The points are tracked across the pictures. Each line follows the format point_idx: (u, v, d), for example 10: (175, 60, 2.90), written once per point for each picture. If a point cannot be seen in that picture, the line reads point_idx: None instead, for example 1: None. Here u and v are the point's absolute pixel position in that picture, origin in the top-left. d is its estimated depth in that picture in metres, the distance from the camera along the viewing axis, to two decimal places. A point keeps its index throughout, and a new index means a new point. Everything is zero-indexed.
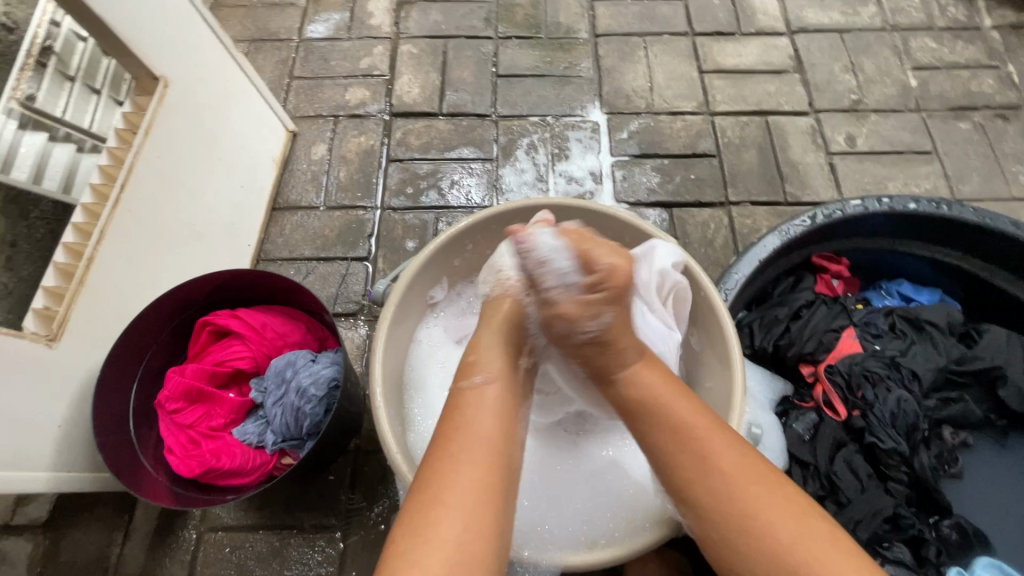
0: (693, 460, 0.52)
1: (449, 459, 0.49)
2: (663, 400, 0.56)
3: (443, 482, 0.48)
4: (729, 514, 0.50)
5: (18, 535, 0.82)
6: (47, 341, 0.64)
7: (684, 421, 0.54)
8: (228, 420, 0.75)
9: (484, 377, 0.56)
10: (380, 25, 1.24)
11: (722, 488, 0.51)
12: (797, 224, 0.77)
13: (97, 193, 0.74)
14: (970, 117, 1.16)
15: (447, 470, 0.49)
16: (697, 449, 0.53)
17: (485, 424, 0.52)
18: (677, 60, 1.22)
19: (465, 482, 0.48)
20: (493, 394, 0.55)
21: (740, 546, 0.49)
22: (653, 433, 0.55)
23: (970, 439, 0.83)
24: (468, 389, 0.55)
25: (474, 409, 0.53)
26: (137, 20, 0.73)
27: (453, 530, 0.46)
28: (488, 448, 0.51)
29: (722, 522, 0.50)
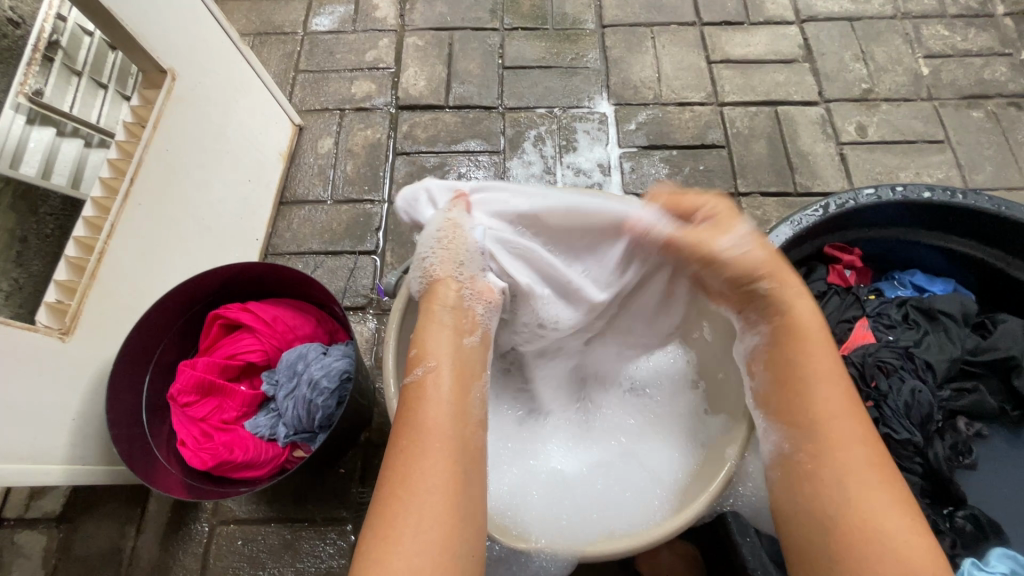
0: (822, 408, 0.52)
1: (404, 456, 0.49)
2: (818, 347, 0.55)
3: (399, 481, 0.48)
4: (851, 501, 0.48)
5: (33, 529, 0.83)
6: (61, 334, 0.64)
7: (826, 375, 0.53)
8: (240, 413, 0.75)
9: (426, 367, 0.54)
10: (385, 17, 1.24)
11: (844, 439, 0.50)
12: (810, 213, 0.76)
13: (106, 187, 0.73)
14: (983, 105, 1.14)
15: (403, 475, 0.48)
16: (829, 404, 0.52)
17: (435, 418, 0.51)
18: (685, 50, 1.21)
19: (426, 480, 0.48)
20: (441, 381, 0.53)
21: (829, 496, 0.49)
22: (801, 369, 0.54)
23: (985, 430, 0.82)
24: (412, 384, 0.53)
25: (420, 401, 0.52)
26: (144, 13, 0.73)
27: (413, 535, 0.45)
28: (439, 443, 0.50)
29: (825, 465, 0.50)
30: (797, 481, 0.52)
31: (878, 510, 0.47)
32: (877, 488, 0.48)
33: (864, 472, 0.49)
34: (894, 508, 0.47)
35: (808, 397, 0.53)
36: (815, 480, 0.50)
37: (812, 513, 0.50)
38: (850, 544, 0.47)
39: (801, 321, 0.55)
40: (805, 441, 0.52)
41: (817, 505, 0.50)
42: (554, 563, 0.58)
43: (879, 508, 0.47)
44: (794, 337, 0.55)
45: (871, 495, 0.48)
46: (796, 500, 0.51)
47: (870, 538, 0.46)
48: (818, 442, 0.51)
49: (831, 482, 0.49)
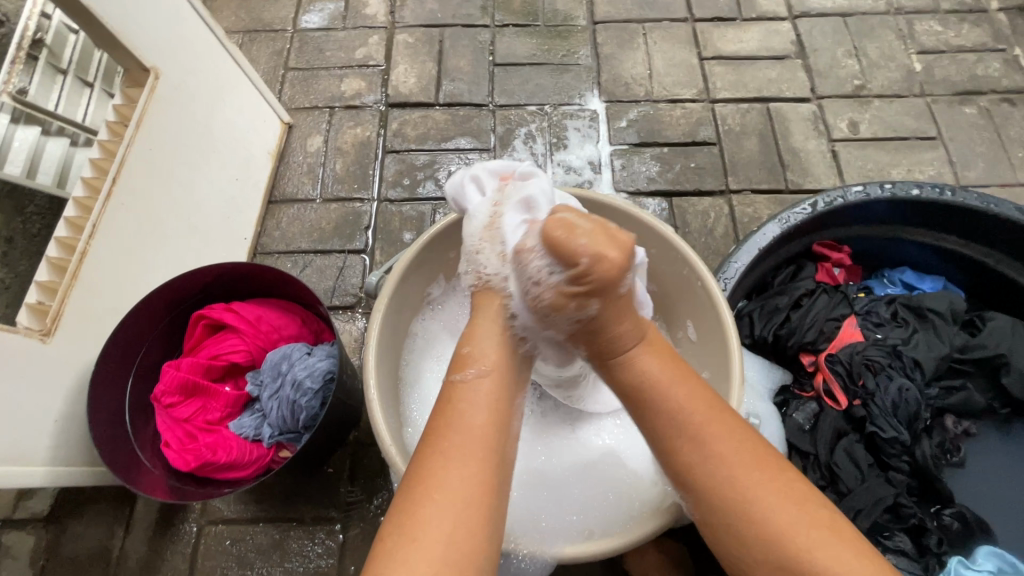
0: (690, 436, 0.50)
1: (439, 454, 0.47)
2: (657, 382, 0.53)
3: (432, 478, 0.46)
4: (746, 523, 0.47)
5: (21, 529, 0.82)
6: (41, 336, 0.64)
7: (679, 406, 0.51)
8: (224, 414, 0.75)
9: (477, 370, 0.53)
10: (375, 14, 1.23)
11: (712, 452, 0.50)
12: (798, 211, 0.76)
13: (89, 187, 0.73)
14: (975, 101, 1.14)
15: (436, 469, 0.47)
16: (696, 428, 0.50)
17: (478, 422, 0.50)
18: (677, 46, 1.20)
19: (458, 481, 0.46)
20: (488, 390, 0.52)
21: (723, 516, 0.49)
22: (650, 399, 0.52)
23: (973, 428, 0.82)
24: (458, 383, 0.52)
25: (467, 401, 0.51)
26: (126, 12, 0.73)
27: (441, 529, 0.44)
28: (479, 446, 0.48)
29: (704, 485, 0.49)
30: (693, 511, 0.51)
31: (754, 506, 0.47)
32: (766, 491, 0.48)
33: (743, 479, 0.48)
34: (781, 507, 0.47)
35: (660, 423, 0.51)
36: (717, 519, 0.49)
37: (720, 538, 0.49)
38: (760, 559, 0.47)
39: (634, 373, 0.54)
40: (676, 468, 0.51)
41: (716, 528, 0.49)
42: (535, 564, 0.58)
43: (771, 511, 0.47)
44: (643, 386, 0.53)
45: (741, 492, 0.48)
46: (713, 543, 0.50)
47: (769, 544, 0.47)
48: (689, 467, 0.50)
49: (718, 503, 0.49)
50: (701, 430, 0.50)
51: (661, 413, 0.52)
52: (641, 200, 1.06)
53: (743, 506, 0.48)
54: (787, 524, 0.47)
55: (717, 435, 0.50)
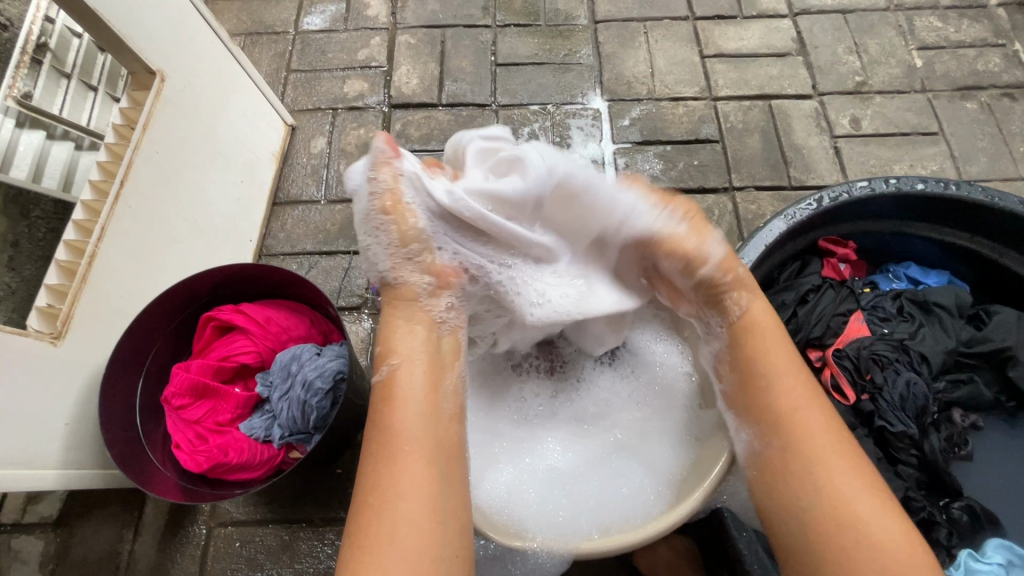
0: (782, 394, 0.53)
1: (377, 459, 0.49)
2: (770, 337, 0.57)
3: (377, 488, 0.48)
4: (824, 484, 0.49)
5: (30, 533, 0.82)
6: (52, 339, 0.64)
7: (778, 361, 0.55)
8: (235, 415, 0.74)
9: (392, 363, 0.55)
10: (376, 16, 1.23)
11: (808, 424, 0.52)
12: (803, 207, 0.76)
13: (96, 190, 0.73)
14: (976, 96, 1.14)
15: (380, 483, 0.48)
16: (789, 388, 0.54)
17: (404, 424, 0.51)
18: (678, 44, 1.20)
19: (398, 484, 0.48)
20: (402, 378, 0.54)
21: (806, 490, 0.50)
22: (756, 363, 0.56)
23: (981, 421, 0.82)
24: (382, 383, 0.54)
25: (392, 402, 0.52)
26: (131, 15, 0.73)
27: (401, 534, 0.46)
28: (409, 449, 0.50)
29: (797, 460, 0.51)
30: (773, 487, 0.52)
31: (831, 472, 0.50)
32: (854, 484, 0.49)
33: (834, 464, 0.50)
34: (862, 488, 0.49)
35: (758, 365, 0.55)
36: (792, 467, 0.51)
37: (791, 511, 0.51)
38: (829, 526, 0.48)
39: (750, 315, 0.58)
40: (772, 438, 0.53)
41: (799, 504, 0.50)
42: (550, 561, 0.58)
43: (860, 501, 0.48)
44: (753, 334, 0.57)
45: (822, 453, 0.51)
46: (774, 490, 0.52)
47: (847, 529, 0.47)
48: (787, 439, 0.52)
49: (802, 473, 0.51)
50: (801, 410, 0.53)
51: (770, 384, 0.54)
52: None
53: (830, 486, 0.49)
54: (875, 519, 0.47)
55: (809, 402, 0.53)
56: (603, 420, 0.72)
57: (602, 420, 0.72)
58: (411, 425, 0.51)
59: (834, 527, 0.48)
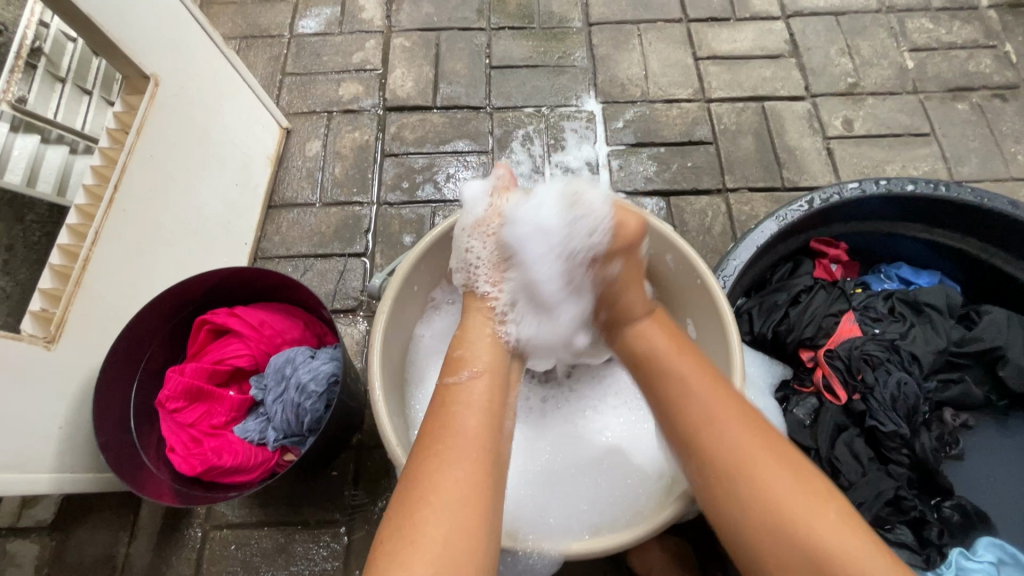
0: (692, 409, 0.55)
1: (433, 456, 0.49)
2: (668, 359, 0.59)
3: (428, 481, 0.48)
4: (748, 487, 0.50)
5: (25, 537, 0.82)
6: (45, 343, 0.64)
7: (685, 376, 0.57)
8: (229, 418, 0.75)
9: (470, 373, 0.57)
10: (371, 19, 1.24)
11: (722, 434, 0.53)
12: (795, 209, 0.77)
13: (90, 194, 0.73)
14: (967, 97, 1.15)
15: (432, 472, 0.48)
16: (699, 402, 0.55)
17: (470, 427, 0.52)
18: (671, 47, 1.21)
19: (451, 483, 0.48)
20: (476, 390, 0.55)
21: (725, 488, 0.51)
22: (665, 373, 0.58)
23: (971, 420, 0.83)
24: (452, 385, 0.56)
25: (458, 406, 0.53)
26: (124, 19, 0.73)
27: (444, 523, 0.46)
28: (476, 449, 0.50)
29: (711, 459, 0.52)
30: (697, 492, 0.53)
31: (750, 476, 0.50)
32: (774, 474, 0.50)
33: (753, 458, 0.51)
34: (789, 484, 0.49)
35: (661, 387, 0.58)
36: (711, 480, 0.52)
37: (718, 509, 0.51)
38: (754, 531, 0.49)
39: (648, 347, 0.61)
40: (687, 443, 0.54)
41: (723, 503, 0.51)
42: (540, 562, 0.58)
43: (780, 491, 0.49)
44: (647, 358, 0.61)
45: (739, 455, 0.51)
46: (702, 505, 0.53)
47: (770, 522, 0.48)
48: (700, 441, 0.53)
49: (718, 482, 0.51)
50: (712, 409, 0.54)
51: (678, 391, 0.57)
52: (639, 200, 1.06)
53: (749, 482, 0.50)
54: (798, 506, 0.48)
55: (725, 411, 0.53)
56: (597, 420, 0.73)
57: (596, 420, 0.73)
58: (476, 430, 0.52)
59: (761, 530, 0.48)
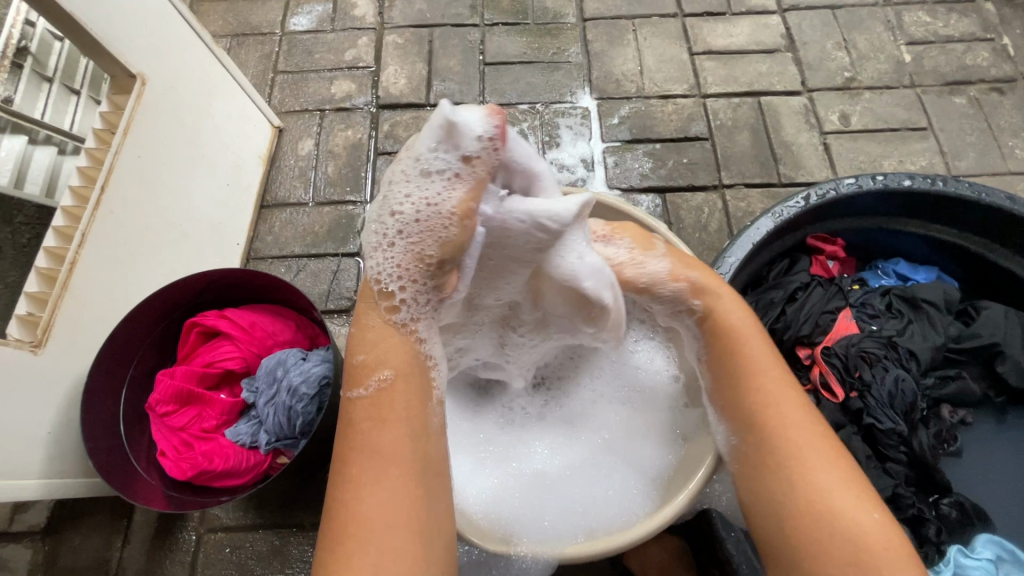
0: (761, 394, 0.53)
1: (350, 487, 0.47)
2: (749, 339, 0.55)
3: (350, 514, 0.46)
4: (804, 485, 0.49)
5: (18, 542, 0.82)
6: (32, 347, 0.64)
7: (759, 365, 0.54)
8: (220, 421, 0.74)
9: (379, 378, 0.51)
10: (364, 15, 1.22)
11: (784, 423, 0.51)
12: (790, 205, 0.76)
13: (77, 196, 0.72)
14: (965, 91, 1.14)
15: (352, 503, 0.46)
16: (769, 387, 0.53)
17: (387, 440, 0.49)
18: (667, 42, 1.20)
19: (372, 513, 0.46)
20: (392, 393, 0.50)
21: (778, 485, 0.50)
22: (737, 356, 0.54)
23: (969, 417, 0.82)
24: (362, 398, 0.50)
25: (372, 421, 0.50)
26: (109, 17, 0.72)
27: (375, 545, 0.45)
28: (403, 459, 0.48)
29: (775, 456, 0.51)
30: (745, 473, 0.53)
31: (809, 474, 0.49)
32: (826, 474, 0.49)
33: (809, 458, 0.49)
34: (843, 487, 0.48)
35: (736, 367, 0.54)
36: (765, 473, 0.51)
37: (763, 507, 0.51)
38: (798, 528, 0.48)
39: (730, 319, 0.56)
40: (747, 434, 0.53)
41: (776, 504, 0.50)
42: (536, 565, 0.58)
43: (839, 498, 0.47)
44: (728, 331, 0.56)
45: (795, 452, 0.50)
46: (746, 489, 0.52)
47: (823, 526, 0.47)
48: (765, 437, 0.51)
49: (777, 472, 0.50)
50: (780, 403, 0.52)
51: (748, 378, 0.53)
52: (635, 197, 1.05)
53: (807, 483, 0.49)
54: (850, 509, 0.47)
55: (788, 406, 0.52)
56: (593, 423, 0.71)
57: (592, 423, 0.71)
58: (393, 447, 0.49)
59: (808, 526, 0.48)
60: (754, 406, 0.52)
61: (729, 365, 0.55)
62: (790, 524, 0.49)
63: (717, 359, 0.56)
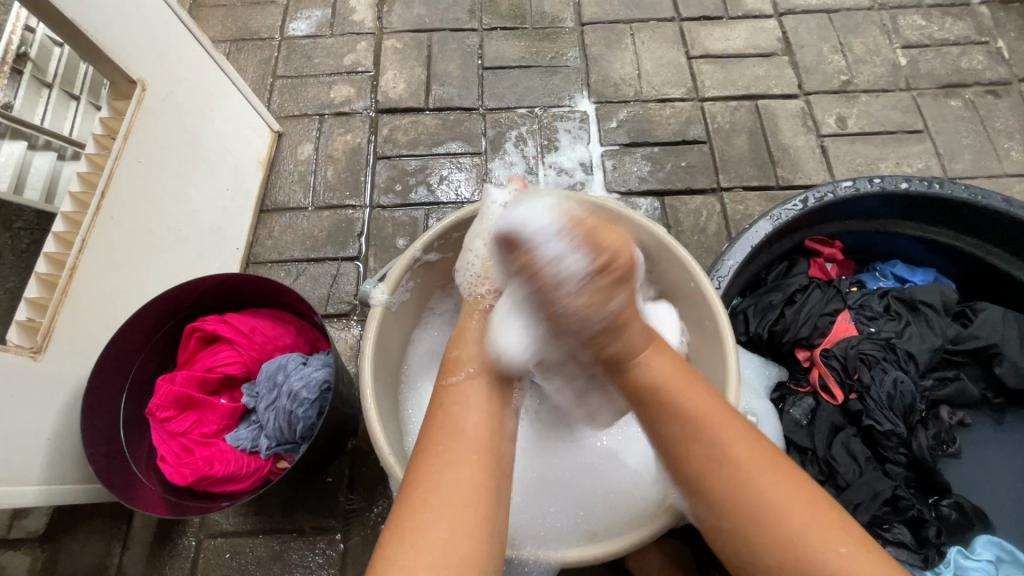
0: (692, 421, 0.54)
1: (433, 459, 0.52)
2: (673, 383, 0.56)
3: (426, 483, 0.50)
4: (756, 500, 0.49)
5: (16, 549, 0.81)
6: (32, 353, 0.64)
7: (682, 399, 0.55)
8: (220, 426, 0.74)
9: (462, 374, 0.60)
10: (363, 20, 1.23)
11: (714, 443, 0.52)
12: (789, 208, 0.76)
13: (77, 201, 0.72)
14: (960, 94, 1.15)
15: (433, 473, 0.51)
16: (693, 414, 0.54)
17: (478, 431, 0.55)
18: (665, 46, 1.20)
19: (448, 486, 0.50)
20: (473, 390, 0.58)
21: (727, 508, 0.50)
22: (655, 397, 0.56)
23: (968, 418, 0.83)
24: (446, 388, 0.59)
25: (460, 408, 0.56)
26: (110, 24, 0.72)
27: (446, 517, 0.48)
28: (475, 449, 0.53)
29: (716, 479, 0.51)
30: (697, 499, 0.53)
31: (756, 491, 0.49)
32: (767, 484, 0.50)
33: (756, 473, 0.50)
34: (798, 502, 0.49)
35: (663, 398, 0.56)
36: (716, 493, 0.51)
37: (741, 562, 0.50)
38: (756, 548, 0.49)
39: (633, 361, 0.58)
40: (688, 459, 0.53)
41: (729, 523, 0.50)
42: (538, 568, 0.58)
43: (805, 529, 0.47)
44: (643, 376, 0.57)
45: (741, 470, 0.51)
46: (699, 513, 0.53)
47: (778, 544, 0.48)
48: (700, 465, 0.52)
49: (724, 490, 0.51)
50: (726, 450, 0.52)
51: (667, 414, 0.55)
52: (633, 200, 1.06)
53: (770, 527, 0.48)
54: (802, 522, 0.48)
55: (720, 426, 0.53)
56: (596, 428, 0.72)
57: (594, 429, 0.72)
58: (478, 431, 0.54)
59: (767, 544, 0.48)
60: (677, 432, 0.54)
61: (658, 426, 0.56)
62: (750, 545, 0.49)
63: (643, 407, 0.57)
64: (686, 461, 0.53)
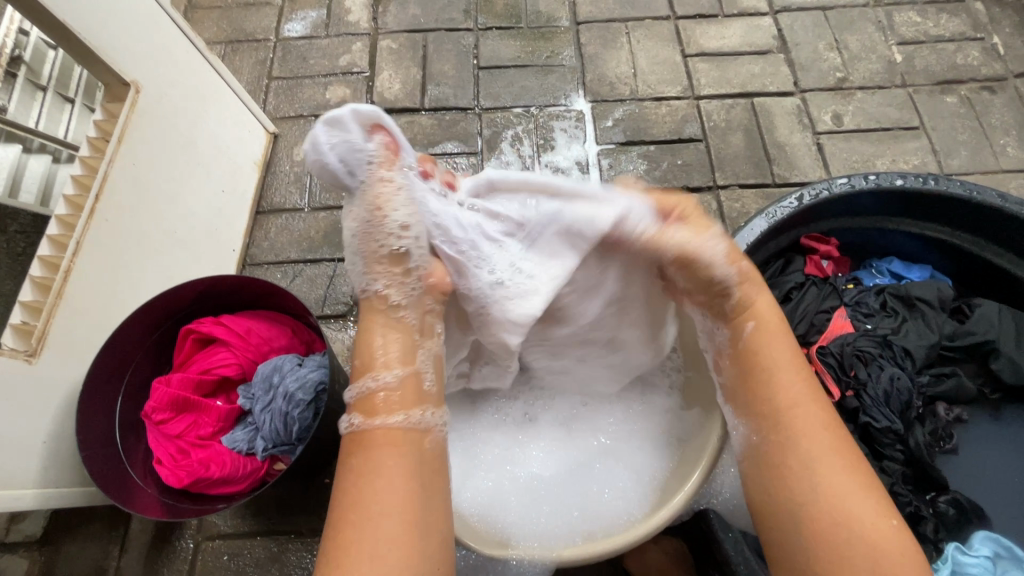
0: (791, 392, 0.52)
1: (357, 477, 0.49)
2: (778, 346, 0.55)
3: (352, 501, 0.48)
4: (835, 488, 0.48)
5: (13, 553, 0.81)
6: (26, 356, 0.64)
7: (788, 368, 0.54)
8: (216, 428, 0.74)
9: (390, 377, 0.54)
10: (358, 21, 1.23)
11: (808, 420, 0.51)
12: (784, 206, 0.76)
13: (71, 204, 0.72)
14: (956, 90, 1.15)
15: (355, 491, 0.48)
16: (794, 386, 0.53)
17: (393, 447, 0.51)
18: (660, 44, 1.20)
19: (372, 499, 0.48)
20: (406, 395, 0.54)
21: (805, 487, 0.49)
22: (761, 358, 0.54)
23: (965, 414, 0.82)
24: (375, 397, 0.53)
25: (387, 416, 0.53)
26: (103, 26, 0.72)
27: (372, 532, 0.46)
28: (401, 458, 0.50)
29: (802, 458, 0.50)
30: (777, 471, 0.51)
31: (840, 480, 0.49)
32: (847, 477, 0.49)
33: (839, 464, 0.50)
34: (877, 509, 0.48)
35: (772, 363, 0.54)
36: (801, 469, 0.50)
37: (787, 508, 0.50)
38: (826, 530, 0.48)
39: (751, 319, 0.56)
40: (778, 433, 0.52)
41: (805, 502, 0.49)
42: (535, 567, 0.58)
43: (856, 501, 0.48)
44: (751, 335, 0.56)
45: (830, 458, 0.50)
46: (772, 485, 0.52)
47: (852, 536, 0.47)
48: (791, 440, 0.51)
49: (806, 474, 0.50)
50: (805, 407, 0.52)
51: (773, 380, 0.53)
52: None
53: (828, 487, 0.49)
54: (877, 522, 0.47)
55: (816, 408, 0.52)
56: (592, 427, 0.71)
57: (590, 428, 0.72)
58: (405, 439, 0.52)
59: (835, 531, 0.47)
60: (783, 403, 0.52)
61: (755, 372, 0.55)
62: (825, 530, 0.48)
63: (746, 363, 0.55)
64: (781, 429, 0.52)
